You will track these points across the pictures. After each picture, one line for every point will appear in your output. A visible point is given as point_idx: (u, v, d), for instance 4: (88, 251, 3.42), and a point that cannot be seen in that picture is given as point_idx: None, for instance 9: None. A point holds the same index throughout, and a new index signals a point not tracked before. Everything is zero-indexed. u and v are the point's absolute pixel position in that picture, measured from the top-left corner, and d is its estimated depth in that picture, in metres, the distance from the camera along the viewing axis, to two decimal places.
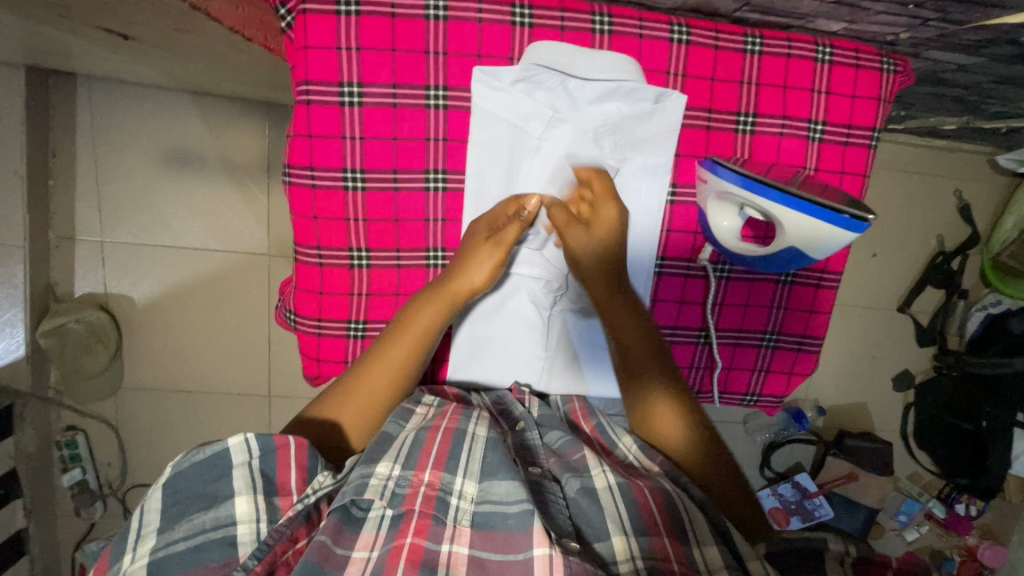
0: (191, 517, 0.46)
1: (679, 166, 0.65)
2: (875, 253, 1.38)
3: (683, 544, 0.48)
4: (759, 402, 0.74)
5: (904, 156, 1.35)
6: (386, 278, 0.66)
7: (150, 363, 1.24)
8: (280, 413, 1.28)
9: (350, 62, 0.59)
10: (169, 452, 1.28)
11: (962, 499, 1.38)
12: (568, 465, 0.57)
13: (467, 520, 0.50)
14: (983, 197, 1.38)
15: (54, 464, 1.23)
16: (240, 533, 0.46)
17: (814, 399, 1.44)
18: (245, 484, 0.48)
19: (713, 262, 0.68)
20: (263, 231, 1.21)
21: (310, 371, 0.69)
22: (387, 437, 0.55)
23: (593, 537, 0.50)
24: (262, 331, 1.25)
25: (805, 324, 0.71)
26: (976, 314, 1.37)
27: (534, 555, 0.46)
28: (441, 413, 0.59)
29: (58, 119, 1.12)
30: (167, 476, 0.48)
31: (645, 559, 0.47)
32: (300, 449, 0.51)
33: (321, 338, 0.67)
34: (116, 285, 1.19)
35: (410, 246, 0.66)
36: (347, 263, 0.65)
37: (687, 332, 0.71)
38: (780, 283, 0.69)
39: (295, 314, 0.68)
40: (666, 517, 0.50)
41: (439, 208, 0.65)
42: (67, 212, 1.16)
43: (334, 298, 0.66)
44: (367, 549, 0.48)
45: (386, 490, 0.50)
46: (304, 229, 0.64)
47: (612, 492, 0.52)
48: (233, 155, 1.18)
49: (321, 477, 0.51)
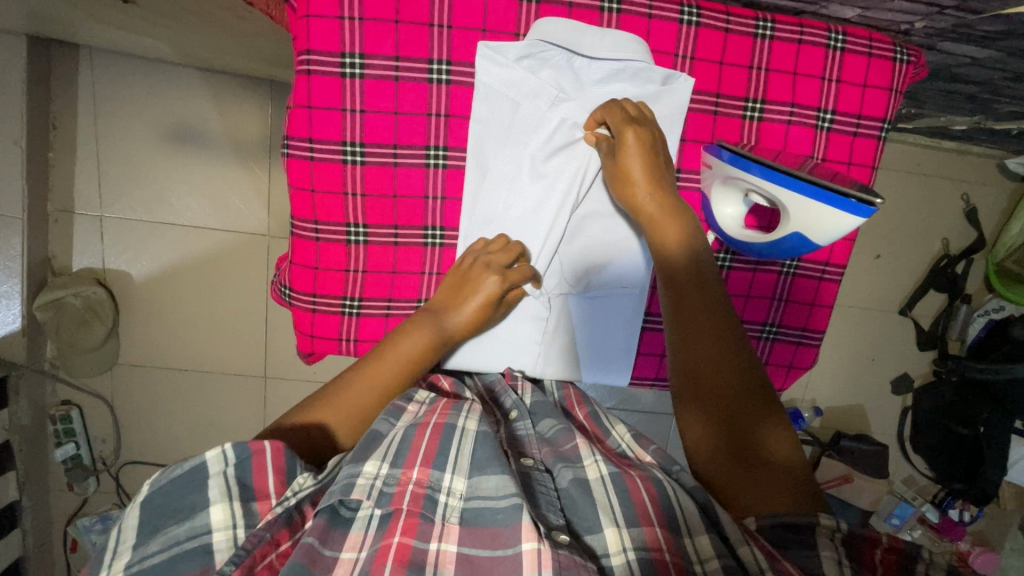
0: (167, 529, 0.45)
1: (684, 152, 0.65)
2: (879, 254, 1.37)
3: (676, 537, 0.47)
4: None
5: (913, 155, 1.33)
6: (383, 256, 0.65)
7: (146, 341, 1.24)
8: (276, 394, 1.28)
9: (353, 32, 0.58)
10: (164, 430, 1.28)
11: (956, 504, 1.36)
12: (559, 455, 0.56)
13: (456, 517, 0.49)
14: (991, 201, 1.37)
15: (49, 437, 1.24)
16: (217, 541, 0.45)
17: (812, 399, 1.44)
18: (221, 494, 0.46)
19: (716, 250, 0.67)
20: (264, 210, 1.20)
21: (304, 348, 0.69)
22: (376, 437, 0.53)
23: (584, 529, 0.50)
24: (260, 311, 1.25)
25: (806, 318, 0.70)
26: (979, 318, 1.36)
27: (522, 550, 0.45)
28: (433, 408, 0.58)
29: (60, 90, 1.11)
30: (145, 493, 0.46)
31: (638, 550, 0.47)
32: (276, 453, 0.49)
33: (315, 314, 0.67)
34: (114, 260, 1.19)
35: (408, 223, 0.65)
36: (343, 238, 0.64)
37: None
38: (783, 275, 0.68)
39: (291, 289, 0.67)
40: (659, 509, 0.49)
41: (439, 185, 0.64)
42: (66, 184, 1.15)
43: (330, 274, 0.65)
44: (355, 550, 0.47)
45: (374, 490, 0.49)
46: (301, 202, 0.63)
47: (605, 483, 0.52)
48: (234, 133, 1.17)
49: (302, 479, 0.49)
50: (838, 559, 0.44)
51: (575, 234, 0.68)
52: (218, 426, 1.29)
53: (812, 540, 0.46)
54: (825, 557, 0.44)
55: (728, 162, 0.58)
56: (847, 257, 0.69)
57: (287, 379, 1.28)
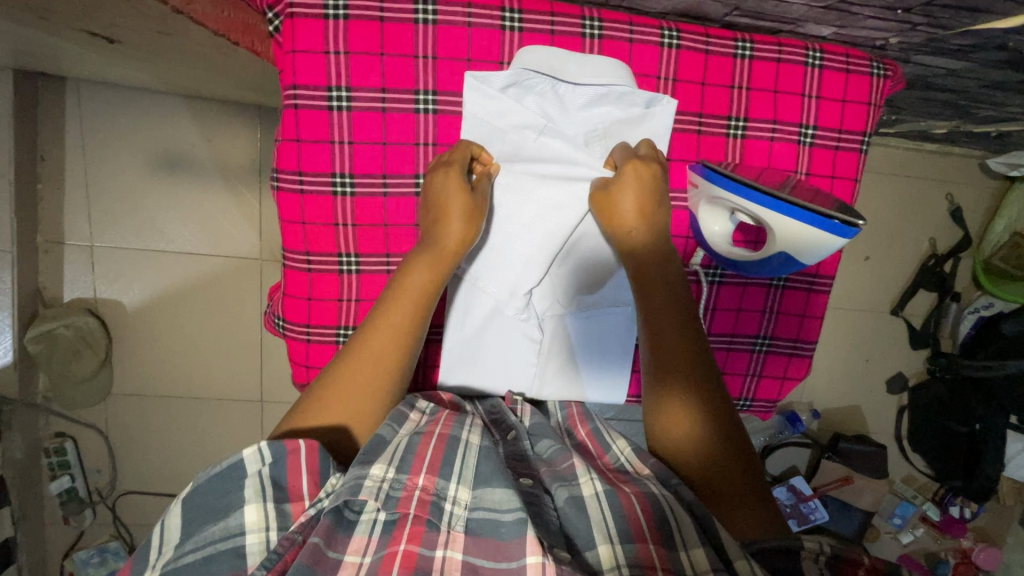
0: (203, 530, 0.46)
1: (670, 172, 0.65)
2: (868, 256, 1.39)
3: (670, 551, 0.47)
4: (752, 407, 0.74)
5: (897, 158, 1.35)
6: (375, 284, 0.65)
7: (141, 370, 1.24)
8: (272, 417, 1.29)
9: (338, 66, 0.59)
10: (162, 458, 1.29)
11: (957, 502, 1.40)
12: (557, 473, 0.56)
13: (461, 525, 0.49)
14: (975, 200, 1.39)
15: (43, 471, 1.23)
16: (249, 543, 0.45)
17: (808, 401, 1.45)
18: (256, 493, 0.47)
19: (705, 266, 0.68)
20: (255, 234, 1.20)
21: (300, 378, 0.69)
22: (380, 442, 0.53)
23: (582, 545, 0.49)
24: (254, 335, 1.25)
25: (797, 329, 0.71)
26: (969, 316, 1.38)
27: (526, 563, 0.45)
28: (433, 420, 0.58)
29: (46, 122, 1.10)
30: (187, 491, 0.48)
31: (631, 567, 0.46)
32: (310, 453, 0.50)
33: (310, 345, 0.66)
34: (106, 290, 1.19)
35: (400, 251, 0.65)
36: (336, 269, 0.64)
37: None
38: (773, 288, 0.69)
39: (284, 320, 0.67)
40: (652, 523, 0.48)
41: None
42: (55, 216, 1.14)
43: (322, 304, 0.65)
44: (359, 554, 0.46)
45: (381, 492, 0.49)
46: (292, 235, 0.63)
47: (599, 500, 0.51)
48: (224, 159, 1.17)
49: (332, 480, 0.50)
50: None
51: (568, 254, 0.69)
52: (216, 454, 1.30)
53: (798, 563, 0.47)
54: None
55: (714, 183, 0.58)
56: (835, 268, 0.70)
57: (285, 404, 1.29)
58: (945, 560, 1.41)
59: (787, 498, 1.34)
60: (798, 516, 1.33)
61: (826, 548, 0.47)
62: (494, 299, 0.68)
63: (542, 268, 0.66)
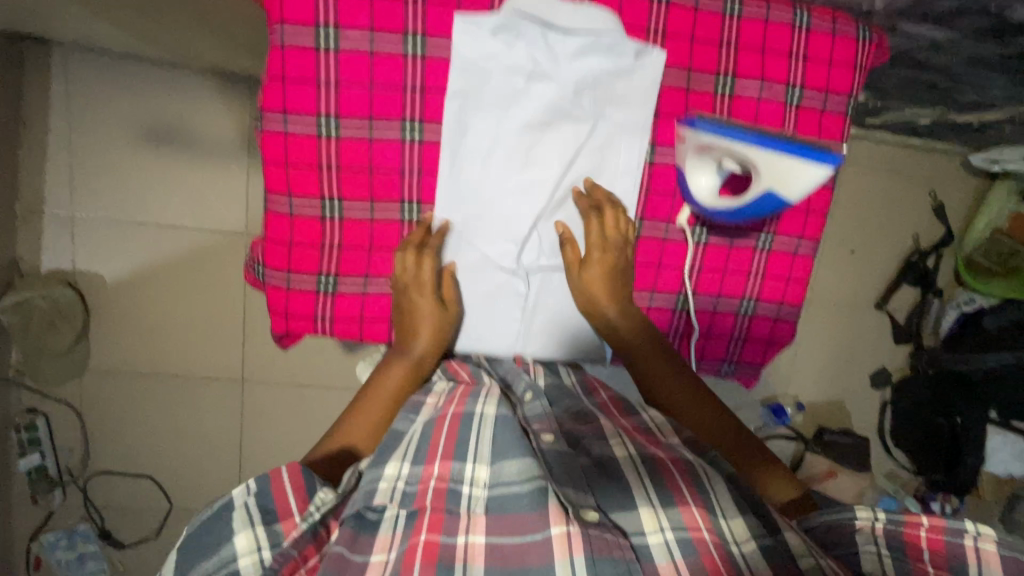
0: (199, 566, 0.53)
1: (658, 127, 0.66)
2: (852, 250, 1.40)
3: (710, 514, 0.56)
4: (736, 371, 0.75)
5: (884, 153, 1.36)
6: (360, 230, 0.65)
7: (118, 346, 1.21)
8: (253, 398, 1.27)
9: (327, 5, 0.59)
10: (137, 439, 1.25)
11: (938, 498, 1.40)
12: (584, 435, 0.64)
13: (480, 508, 0.56)
14: (959, 197, 1.40)
15: (13, 448, 1.20)
16: (244, 565, 0.53)
17: (794, 394, 1.46)
18: (244, 522, 0.55)
19: (691, 226, 0.69)
20: (239, 209, 1.18)
21: (278, 329, 0.68)
22: (396, 437, 0.61)
23: (615, 508, 0.58)
24: (237, 312, 1.23)
25: (782, 292, 0.72)
26: (950, 311, 1.38)
27: (552, 534, 0.53)
28: (449, 399, 0.65)
29: (29, 88, 1.08)
30: (182, 536, 0.55)
31: (675, 530, 0.55)
32: (293, 474, 0.58)
33: (290, 292, 0.66)
34: (85, 262, 1.16)
35: (384, 198, 0.65)
36: (318, 213, 0.64)
37: (665, 297, 0.71)
38: (757, 251, 0.70)
39: (263, 266, 0.66)
40: (690, 487, 0.58)
41: (416, 160, 0.64)
42: (36, 184, 1.12)
43: (304, 250, 0.65)
44: (385, 551, 0.53)
45: (396, 492, 0.56)
46: (275, 176, 0.63)
47: (633, 462, 0.60)
48: (209, 132, 1.14)
49: (322, 494, 0.57)
50: (877, 554, 0.57)
51: (561, 205, 0.68)
52: (192, 435, 1.26)
53: (853, 542, 0.59)
54: (866, 560, 0.57)
55: (700, 130, 0.59)
56: (818, 231, 0.71)
57: (267, 384, 1.27)
58: None
59: None
60: None
61: (881, 518, 0.59)
62: (479, 249, 0.69)
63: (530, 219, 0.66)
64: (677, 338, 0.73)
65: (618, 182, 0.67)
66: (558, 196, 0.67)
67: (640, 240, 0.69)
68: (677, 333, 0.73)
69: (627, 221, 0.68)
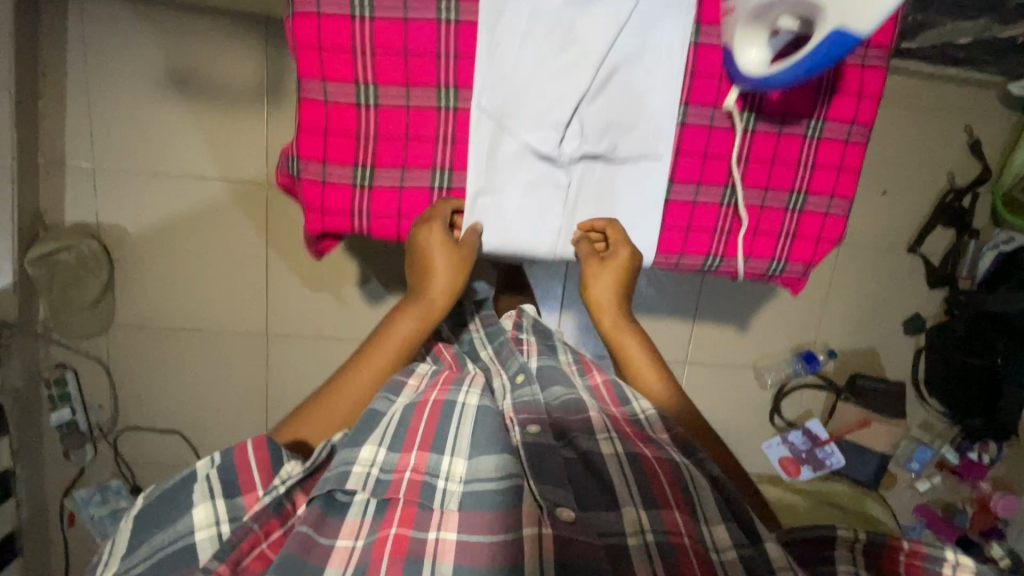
0: (151, 539, 0.58)
1: (703, 5, 0.66)
2: (885, 190, 1.35)
3: (691, 520, 0.64)
4: (786, 270, 0.74)
5: (921, 88, 1.29)
6: (395, 118, 0.67)
7: (142, 300, 1.21)
8: (278, 352, 1.27)
9: None
10: (163, 394, 1.26)
11: (975, 448, 1.41)
12: (570, 424, 0.74)
13: (452, 505, 0.64)
14: (996, 133, 1.34)
15: (43, 403, 1.20)
16: (199, 538, 0.58)
17: (824, 341, 1.43)
18: (204, 494, 0.60)
19: (739, 110, 0.68)
20: (260, 158, 1.17)
21: (312, 227, 0.69)
22: (377, 413, 0.69)
23: (594, 505, 0.67)
24: (260, 263, 1.22)
25: (834, 183, 0.72)
26: (987, 253, 1.36)
27: (522, 533, 0.61)
28: (433, 385, 0.75)
29: (47, 36, 1.07)
30: (139, 506, 0.60)
31: (654, 533, 0.63)
32: (258, 449, 0.63)
33: (326, 184, 0.67)
34: (108, 215, 1.16)
35: (420, 84, 0.66)
36: (353, 101, 0.66)
37: (711, 190, 0.71)
38: (808, 139, 0.70)
39: (297, 160, 0.67)
40: (675, 492, 0.66)
41: (451, 43, 0.65)
42: (56, 135, 1.11)
43: (340, 139, 0.67)
44: (351, 538, 0.62)
45: (368, 478, 0.64)
46: (309, 61, 0.64)
47: (616, 456, 0.70)
48: (226, 77, 1.13)
49: (289, 468, 0.62)
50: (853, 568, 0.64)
51: (602, 88, 0.66)
52: (219, 390, 1.27)
53: (832, 551, 0.66)
54: (843, 567, 0.64)
55: None
56: (872, 117, 0.70)
57: (291, 337, 1.27)
58: (962, 510, 1.47)
59: (802, 444, 1.44)
60: (813, 460, 1.43)
61: (862, 538, 0.65)
62: (521, 136, 0.67)
63: (572, 102, 0.65)
64: (723, 234, 0.72)
65: (661, 62, 0.66)
66: (601, 77, 0.65)
67: (685, 127, 0.68)
68: (723, 229, 0.72)
69: (672, 105, 0.67)
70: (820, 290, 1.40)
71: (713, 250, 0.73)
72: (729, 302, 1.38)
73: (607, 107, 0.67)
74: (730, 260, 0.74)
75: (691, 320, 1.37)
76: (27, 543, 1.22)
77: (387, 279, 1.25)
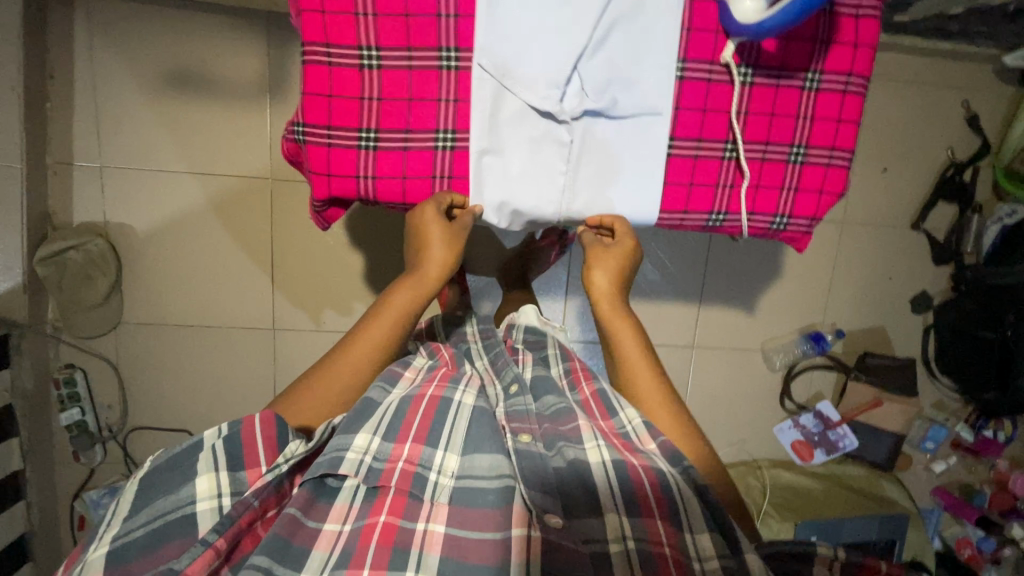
0: (155, 504, 0.57)
1: None
2: (886, 167, 1.36)
3: (677, 529, 0.62)
4: (789, 225, 0.76)
5: (914, 64, 1.31)
6: (398, 80, 0.68)
7: (151, 298, 1.21)
8: (285, 347, 1.27)
9: None
10: (172, 392, 1.26)
11: (989, 425, 1.40)
12: (560, 432, 0.72)
13: (445, 497, 0.64)
14: (992, 107, 1.36)
15: (53, 403, 1.21)
16: (201, 507, 0.57)
17: (832, 321, 1.43)
18: (208, 465, 0.59)
19: (736, 65, 0.70)
20: (265, 152, 1.18)
21: (320, 191, 0.71)
22: (369, 406, 0.69)
23: (577, 512, 0.65)
24: (267, 258, 1.23)
25: (833, 136, 0.73)
26: (991, 227, 1.33)
27: (511, 534, 0.60)
28: (429, 381, 0.76)
29: (55, 39, 1.10)
30: (146, 468, 0.60)
31: (635, 541, 0.62)
32: (267, 424, 0.62)
33: (331, 148, 0.69)
34: (116, 213, 1.17)
35: (422, 45, 0.67)
36: (356, 63, 0.67)
37: (713, 145, 0.72)
38: (805, 91, 0.72)
39: (302, 124, 0.69)
40: (661, 503, 0.64)
41: (451, 4, 0.66)
42: (65, 136, 1.13)
43: (344, 102, 0.68)
44: (338, 522, 0.62)
45: (363, 466, 0.64)
46: (312, 25, 0.65)
47: (604, 465, 0.67)
48: (230, 74, 1.15)
49: (293, 445, 0.62)
50: None
51: (600, 45, 0.68)
52: (227, 387, 1.27)
53: (811, 566, 0.67)
54: None
55: None
56: (868, 69, 0.72)
57: (298, 332, 1.27)
58: (981, 491, 1.44)
59: (814, 426, 1.41)
60: (826, 443, 1.40)
61: (840, 556, 0.67)
62: (523, 94, 0.68)
63: (571, 57, 0.66)
64: (725, 189, 0.74)
65: (657, 17, 0.68)
66: (600, 32, 0.67)
67: (683, 82, 0.70)
68: (726, 184, 0.74)
69: (670, 61, 0.69)
70: (825, 270, 1.40)
71: (717, 207, 0.74)
72: (734, 285, 1.38)
73: (606, 62, 0.68)
74: (734, 216, 0.75)
75: (696, 303, 1.37)
76: (38, 550, 1.21)
77: (393, 270, 1.26)
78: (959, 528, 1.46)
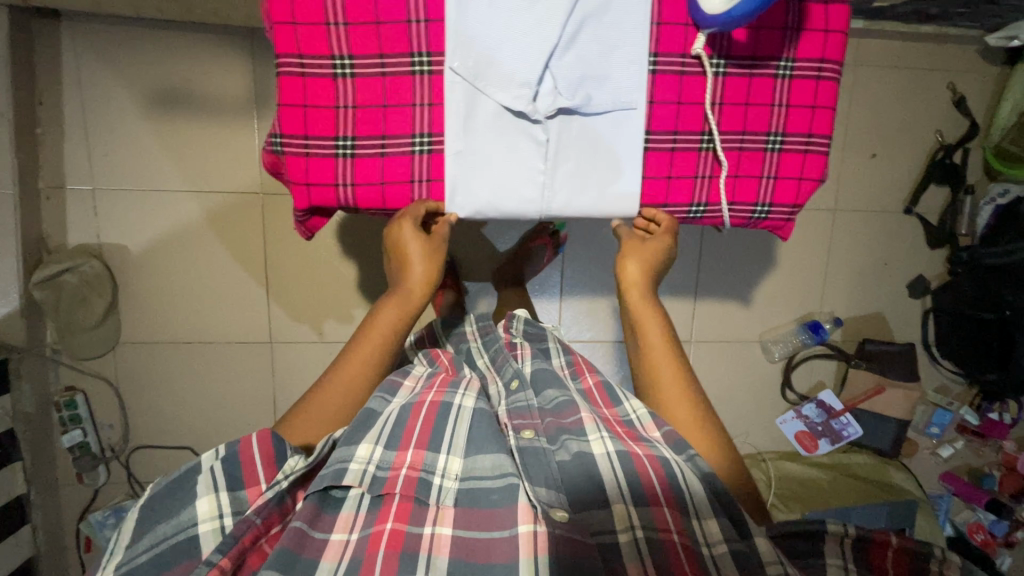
0: (156, 529, 0.58)
1: None
2: (875, 153, 1.36)
3: (683, 516, 0.62)
4: (771, 213, 0.76)
5: (897, 49, 1.31)
6: (373, 87, 0.69)
7: (147, 317, 1.22)
8: (284, 360, 1.27)
9: None
10: (172, 410, 1.26)
11: (995, 407, 1.39)
12: (563, 427, 0.73)
13: (450, 501, 0.65)
14: (978, 87, 1.35)
15: (55, 426, 1.22)
16: (202, 530, 0.58)
17: (830, 310, 1.42)
18: (207, 487, 0.60)
19: (708, 57, 0.70)
20: (253, 167, 1.19)
21: (300, 202, 0.72)
22: (370, 415, 0.69)
23: (583, 503, 0.65)
24: (261, 271, 1.23)
25: (809, 121, 0.73)
26: (986, 207, 1.36)
27: (518, 532, 0.60)
28: (429, 387, 0.77)
29: (42, 65, 1.11)
30: (145, 496, 0.60)
31: (643, 529, 0.61)
32: (264, 440, 0.62)
33: (309, 158, 0.70)
34: (109, 235, 1.18)
35: (394, 51, 0.68)
36: (330, 72, 0.68)
37: (689, 137, 0.73)
38: (779, 79, 0.72)
39: (280, 135, 0.70)
40: (667, 492, 0.64)
41: (421, 9, 0.67)
42: (55, 160, 1.14)
43: (319, 112, 0.69)
44: (346, 531, 0.62)
45: (367, 475, 0.64)
46: (285, 36, 0.66)
47: (609, 457, 0.67)
48: (217, 91, 1.16)
49: (292, 461, 0.62)
50: (842, 563, 0.64)
51: (570, 44, 0.68)
52: (227, 402, 1.28)
53: (821, 543, 0.67)
54: (830, 558, 0.66)
55: None
56: (841, 53, 0.72)
57: (296, 345, 1.27)
58: (990, 474, 1.43)
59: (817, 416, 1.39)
60: (831, 433, 1.39)
61: (851, 532, 0.68)
62: (496, 96, 0.69)
63: (541, 57, 0.67)
64: (704, 180, 0.74)
65: (626, 12, 0.68)
66: (568, 32, 0.68)
67: (656, 76, 0.70)
68: (704, 175, 0.74)
69: (642, 55, 0.69)
70: (820, 259, 1.39)
71: (697, 198, 0.75)
72: (729, 278, 1.37)
73: (575, 61, 0.69)
74: (715, 206, 0.75)
75: (693, 298, 1.37)
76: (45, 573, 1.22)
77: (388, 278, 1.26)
78: (970, 513, 1.45)
